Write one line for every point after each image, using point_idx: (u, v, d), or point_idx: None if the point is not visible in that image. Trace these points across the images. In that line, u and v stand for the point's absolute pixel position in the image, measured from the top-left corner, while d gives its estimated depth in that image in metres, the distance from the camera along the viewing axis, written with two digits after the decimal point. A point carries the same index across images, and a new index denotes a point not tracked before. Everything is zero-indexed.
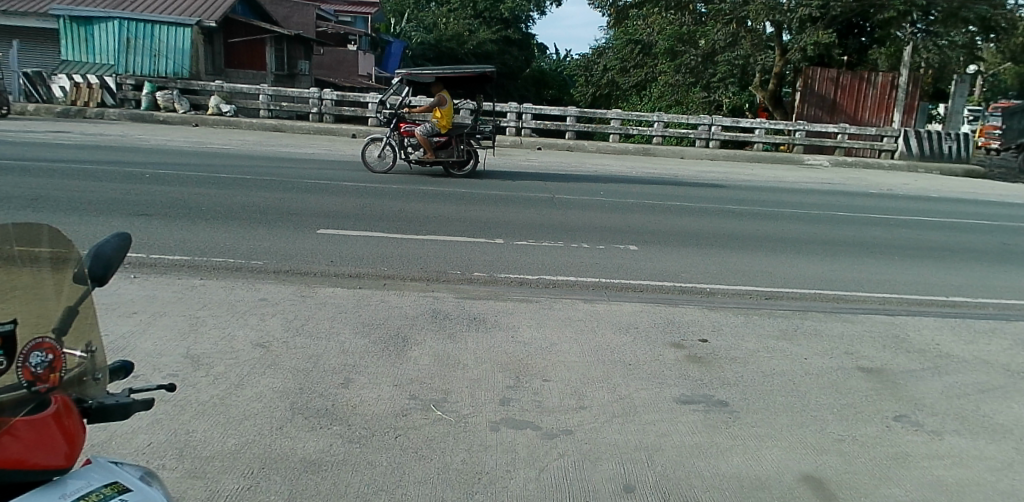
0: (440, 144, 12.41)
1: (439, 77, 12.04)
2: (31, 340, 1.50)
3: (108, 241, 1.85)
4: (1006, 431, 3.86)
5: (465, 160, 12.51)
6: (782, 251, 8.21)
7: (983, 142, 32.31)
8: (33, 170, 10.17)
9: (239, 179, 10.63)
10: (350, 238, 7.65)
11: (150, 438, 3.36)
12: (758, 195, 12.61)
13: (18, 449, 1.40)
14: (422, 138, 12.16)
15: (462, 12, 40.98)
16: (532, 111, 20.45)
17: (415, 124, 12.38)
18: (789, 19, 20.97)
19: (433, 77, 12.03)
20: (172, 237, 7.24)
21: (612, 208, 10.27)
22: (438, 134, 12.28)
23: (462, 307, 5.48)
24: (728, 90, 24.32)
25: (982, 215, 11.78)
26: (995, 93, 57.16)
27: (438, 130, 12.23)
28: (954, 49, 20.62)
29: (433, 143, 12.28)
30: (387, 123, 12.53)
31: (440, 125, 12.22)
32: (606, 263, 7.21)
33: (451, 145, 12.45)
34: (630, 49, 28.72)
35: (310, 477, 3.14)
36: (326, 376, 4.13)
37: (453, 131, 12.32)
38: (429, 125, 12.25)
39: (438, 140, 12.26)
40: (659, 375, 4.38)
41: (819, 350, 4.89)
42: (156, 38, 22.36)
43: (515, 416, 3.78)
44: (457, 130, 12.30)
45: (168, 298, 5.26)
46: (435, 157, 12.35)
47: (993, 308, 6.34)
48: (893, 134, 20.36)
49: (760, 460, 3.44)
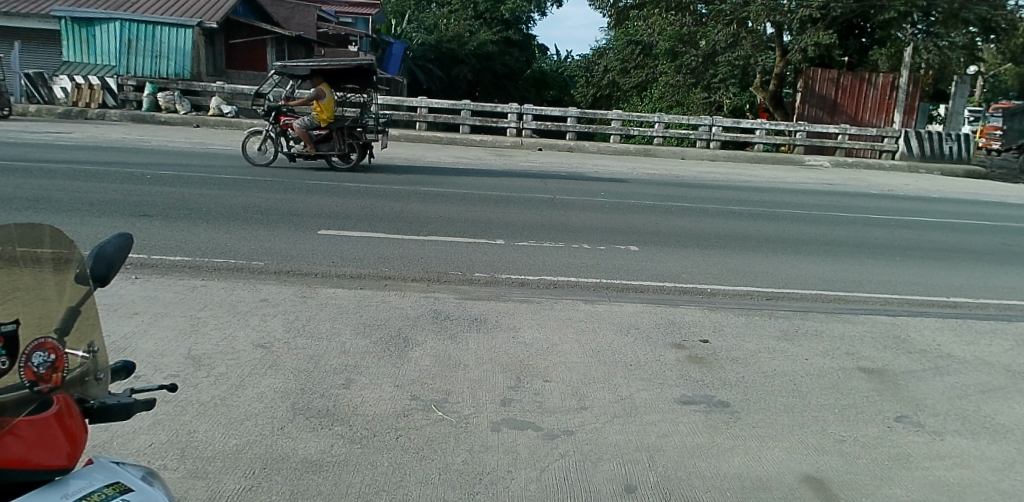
0: (322, 138, 12.28)
1: (316, 69, 11.94)
2: (33, 341, 1.51)
3: (111, 241, 1.86)
4: (1007, 431, 3.86)
5: (348, 154, 12.38)
6: (783, 251, 8.20)
7: (984, 142, 32.28)
8: (35, 171, 10.19)
9: (240, 180, 10.64)
10: (350, 238, 7.65)
11: (151, 438, 3.36)
12: (759, 196, 12.59)
13: (19, 449, 1.40)
14: (301, 130, 12.04)
15: (462, 13, 41.04)
16: (532, 112, 20.43)
17: (294, 118, 12.28)
18: (790, 19, 20.93)
19: (308, 69, 11.89)
20: (173, 238, 7.25)
21: (611, 209, 10.28)
22: (318, 127, 12.16)
23: (462, 307, 5.49)
24: (729, 91, 24.77)
25: (983, 216, 11.76)
26: (996, 94, 57.12)
27: (318, 124, 12.12)
28: (954, 50, 20.58)
29: (313, 136, 12.17)
30: (267, 117, 12.41)
31: (319, 118, 12.08)
32: (607, 264, 7.20)
33: (334, 139, 12.30)
34: (630, 50, 29.15)
35: (311, 477, 3.14)
36: (327, 376, 4.13)
37: (334, 125, 12.18)
38: (309, 119, 12.16)
39: (318, 134, 12.14)
40: (660, 376, 4.38)
41: (820, 350, 4.90)
42: (158, 39, 22.40)
43: (516, 416, 3.78)
44: (339, 123, 12.14)
45: (169, 298, 5.27)
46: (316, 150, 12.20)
47: (995, 309, 6.33)
48: (893, 134, 20.35)
49: (761, 460, 3.44)
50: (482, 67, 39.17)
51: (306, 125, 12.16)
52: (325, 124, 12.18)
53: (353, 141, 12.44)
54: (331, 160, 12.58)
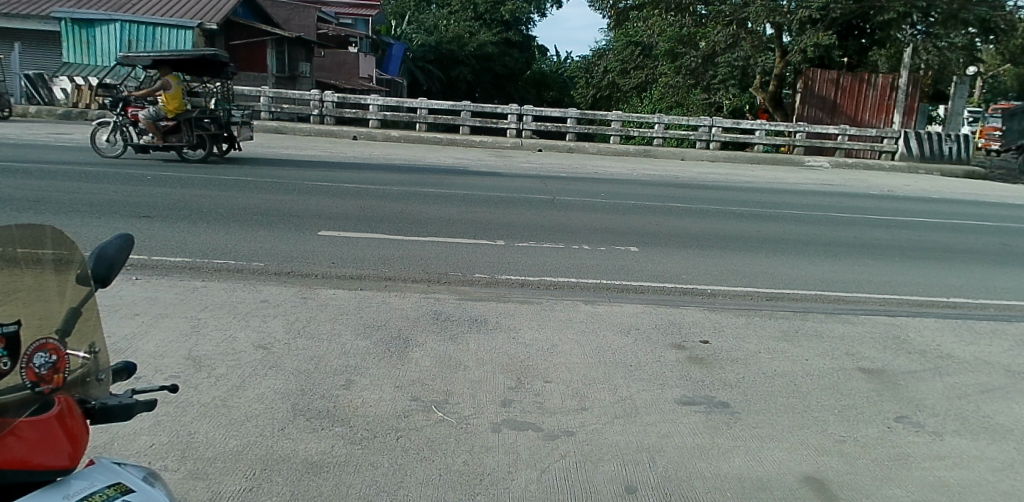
0: (170, 129, 12.05)
1: (160, 60, 11.81)
2: (35, 341, 1.51)
3: (111, 242, 1.86)
4: (1006, 431, 3.86)
5: (197, 146, 12.17)
6: (783, 252, 8.20)
7: (983, 142, 32.32)
8: (35, 172, 10.20)
9: (241, 181, 10.65)
10: (351, 239, 7.65)
11: (152, 439, 3.36)
12: (758, 196, 12.60)
13: (21, 450, 1.40)
14: (147, 122, 11.82)
15: (462, 13, 40.82)
16: (532, 113, 20.40)
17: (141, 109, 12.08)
18: (789, 20, 21.03)
19: (150, 60, 11.73)
20: (173, 239, 7.25)
21: (611, 209, 10.29)
22: (164, 118, 11.92)
23: (462, 308, 5.50)
24: (729, 92, 24.89)
25: (982, 216, 11.77)
26: (996, 95, 56.96)
27: (165, 115, 11.90)
28: (953, 51, 20.86)
29: (160, 127, 11.93)
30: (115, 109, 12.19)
31: (166, 110, 11.85)
32: (608, 265, 7.19)
33: (182, 130, 12.09)
34: (630, 51, 29.24)
35: (312, 478, 3.14)
36: (327, 378, 4.13)
37: (182, 115, 11.96)
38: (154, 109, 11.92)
39: (165, 124, 11.91)
40: (660, 376, 4.38)
41: (821, 351, 4.90)
42: (157, 40, 22.41)
43: (516, 417, 3.78)
44: (187, 114, 11.92)
45: (170, 300, 5.27)
46: (164, 141, 11.97)
47: (995, 309, 6.33)
48: (893, 135, 20.35)
49: (761, 461, 3.44)
50: (481, 68, 39.36)
51: (152, 117, 11.93)
52: (172, 115, 11.96)
53: (202, 133, 12.24)
54: (182, 152, 12.36)
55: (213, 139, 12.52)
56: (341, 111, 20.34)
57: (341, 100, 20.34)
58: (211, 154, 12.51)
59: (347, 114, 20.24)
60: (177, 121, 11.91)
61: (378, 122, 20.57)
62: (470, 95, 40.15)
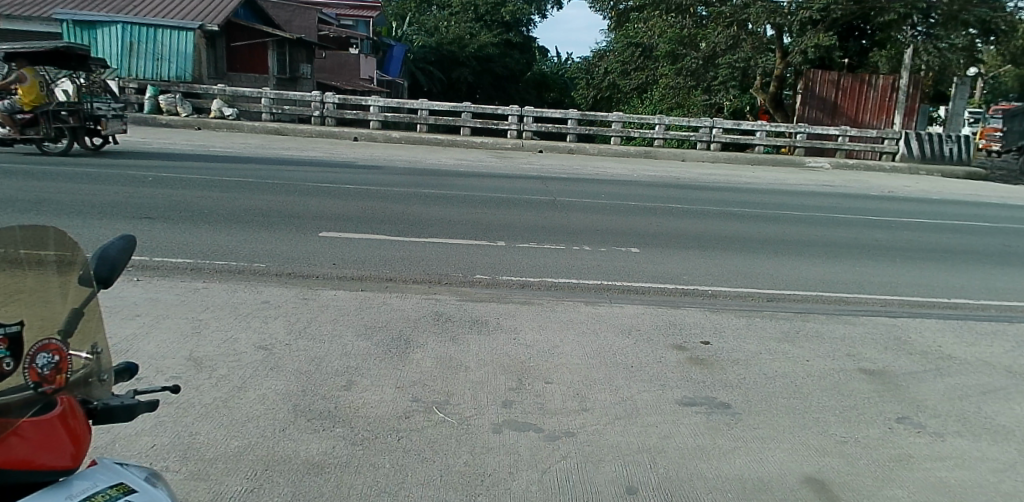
0: (29, 122, 12.31)
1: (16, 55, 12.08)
2: (38, 342, 1.51)
3: (114, 243, 1.86)
4: (1008, 432, 3.86)
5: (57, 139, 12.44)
6: (784, 253, 8.19)
7: (984, 144, 32.30)
8: (36, 173, 10.21)
9: (242, 182, 10.66)
10: (352, 241, 7.66)
11: (153, 440, 3.37)
12: (759, 198, 12.60)
13: (25, 450, 1.41)
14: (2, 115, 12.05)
15: (462, 15, 40.29)
16: (533, 114, 20.40)
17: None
18: (790, 21, 21.21)
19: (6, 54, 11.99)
20: (175, 240, 7.25)
21: (611, 211, 10.29)
22: (21, 111, 12.18)
23: (463, 309, 5.50)
24: (729, 94, 24.35)
25: (982, 217, 11.77)
26: (996, 96, 56.85)
27: (21, 107, 12.16)
28: (954, 52, 20.36)
29: (18, 120, 12.19)
30: None
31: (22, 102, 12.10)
32: (609, 266, 7.21)
33: (42, 123, 12.37)
34: (630, 53, 29.07)
35: (314, 479, 3.15)
36: (328, 379, 4.13)
37: (39, 109, 12.22)
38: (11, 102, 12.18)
39: (22, 118, 12.17)
40: (661, 377, 4.38)
41: (822, 353, 4.89)
42: (159, 41, 22.43)
43: (518, 418, 3.78)
44: (43, 107, 12.18)
45: (171, 301, 5.26)
46: (22, 134, 12.24)
47: (996, 310, 6.34)
48: (894, 136, 20.35)
49: (763, 461, 3.45)
50: (482, 69, 39.36)
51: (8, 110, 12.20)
52: (29, 108, 12.23)
53: (63, 126, 12.52)
54: (44, 145, 12.64)
55: (77, 131, 12.81)
56: (342, 113, 20.34)
57: (342, 102, 20.33)
58: (71, 147, 12.79)
59: (348, 115, 20.23)
60: (33, 114, 12.17)
61: (379, 123, 20.58)
62: (471, 96, 40.16)
